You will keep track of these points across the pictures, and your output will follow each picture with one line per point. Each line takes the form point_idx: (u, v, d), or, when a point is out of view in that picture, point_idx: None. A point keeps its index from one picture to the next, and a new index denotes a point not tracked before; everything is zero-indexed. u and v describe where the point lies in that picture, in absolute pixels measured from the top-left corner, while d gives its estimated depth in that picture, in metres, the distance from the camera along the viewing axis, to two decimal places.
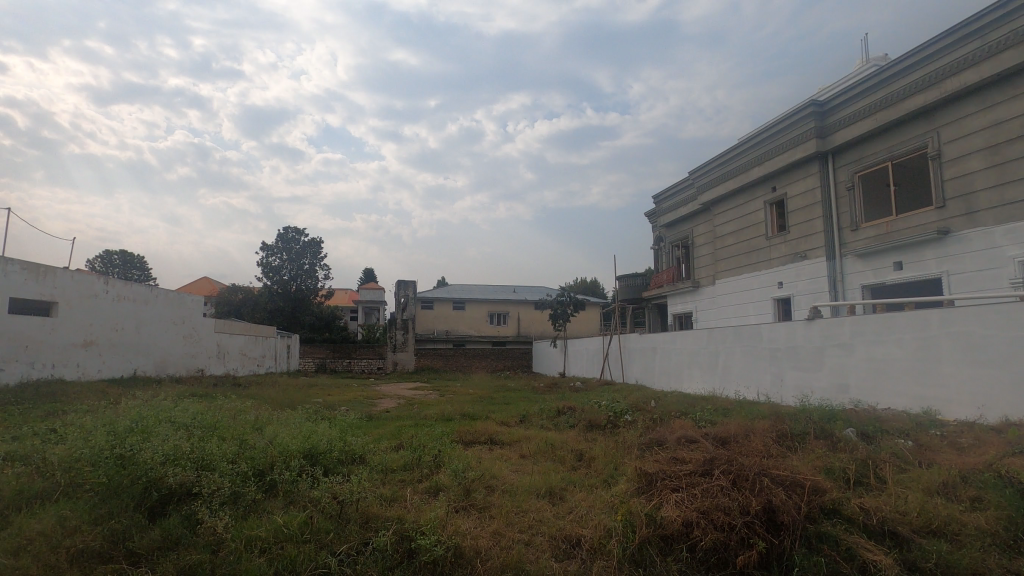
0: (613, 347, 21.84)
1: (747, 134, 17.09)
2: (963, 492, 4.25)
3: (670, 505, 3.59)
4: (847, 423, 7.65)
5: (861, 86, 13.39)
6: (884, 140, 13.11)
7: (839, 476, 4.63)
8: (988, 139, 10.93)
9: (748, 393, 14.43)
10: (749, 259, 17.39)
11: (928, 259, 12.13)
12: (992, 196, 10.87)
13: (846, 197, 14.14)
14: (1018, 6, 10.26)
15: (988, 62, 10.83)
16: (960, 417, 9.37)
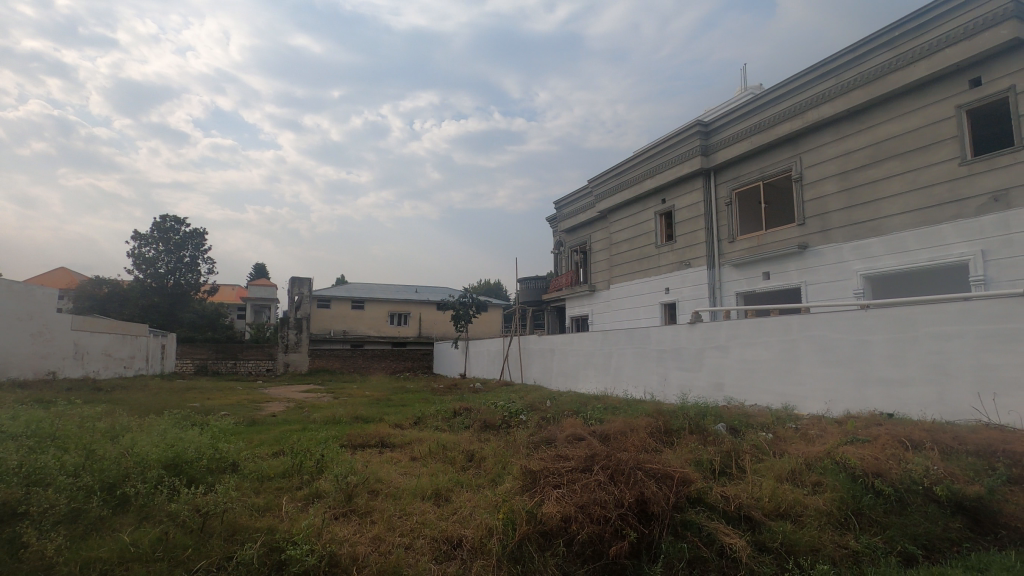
0: (513, 348, 22.18)
1: (640, 148, 18.12)
2: (807, 477, 4.77)
3: (551, 501, 3.68)
4: (719, 418, 8.35)
5: (739, 111, 14.72)
6: (757, 162, 14.49)
7: (707, 468, 5.01)
8: (840, 166, 12.45)
9: (636, 391, 15.30)
10: (641, 265, 18.43)
11: (790, 271, 13.55)
12: (842, 217, 12.39)
13: (725, 211, 15.44)
14: (865, 51, 11.79)
15: (840, 98, 12.33)
16: (812, 410, 10.59)
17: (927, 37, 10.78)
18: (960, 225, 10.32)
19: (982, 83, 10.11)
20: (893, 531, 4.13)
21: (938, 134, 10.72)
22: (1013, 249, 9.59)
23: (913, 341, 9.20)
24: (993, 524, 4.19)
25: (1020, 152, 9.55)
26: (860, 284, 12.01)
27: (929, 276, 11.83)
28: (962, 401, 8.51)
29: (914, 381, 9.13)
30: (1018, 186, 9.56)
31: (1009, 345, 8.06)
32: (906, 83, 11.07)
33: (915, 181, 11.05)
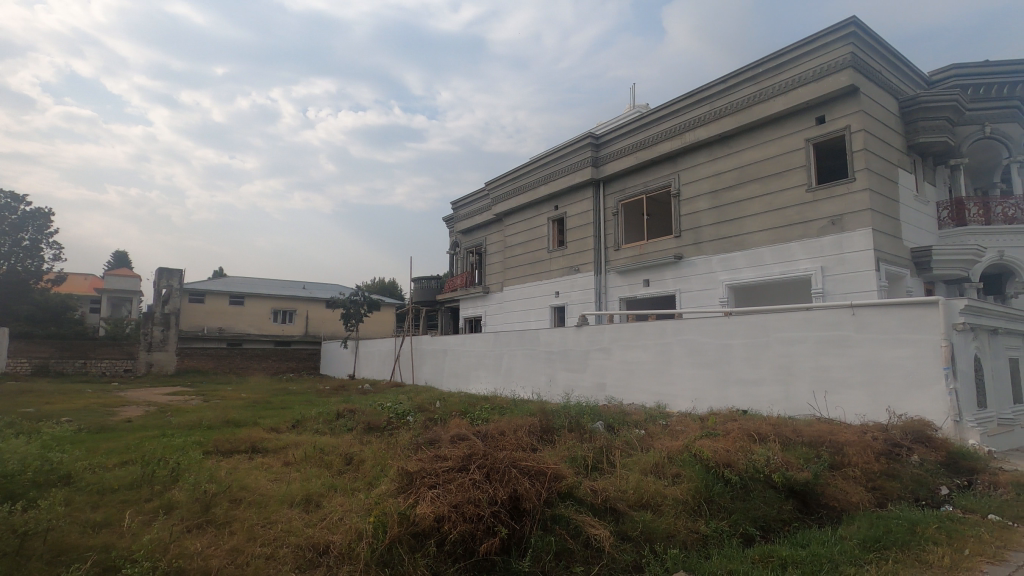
0: (405, 348, 21.78)
1: (536, 155, 18.62)
2: (668, 470, 5.18)
3: (426, 501, 3.66)
4: (598, 416, 8.80)
5: (626, 127, 15.64)
6: (641, 176, 15.49)
7: (580, 463, 5.27)
8: (712, 185, 13.67)
9: (525, 392, 15.67)
10: (533, 269, 18.93)
11: (667, 279, 14.61)
12: (712, 231, 13.60)
13: (612, 220, 16.33)
14: (735, 83, 13.08)
15: (713, 123, 13.55)
16: (681, 408, 11.51)
17: (784, 76, 12.19)
18: (805, 244, 11.77)
19: (825, 121, 11.63)
20: (737, 515, 4.61)
21: (790, 163, 12.16)
22: (845, 266, 11.12)
23: (765, 345, 10.35)
24: (815, 505, 4.99)
25: (853, 184, 11.11)
26: (724, 293, 13.27)
27: (780, 288, 13.36)
28: (801, 398, 9.75)
29: (765, 381, 10.27)
30: (850, 212, 11.10)
31: (839, 350, 9.38)
32: (766, 115, 12.43)
33: (772, 203, 12.44)
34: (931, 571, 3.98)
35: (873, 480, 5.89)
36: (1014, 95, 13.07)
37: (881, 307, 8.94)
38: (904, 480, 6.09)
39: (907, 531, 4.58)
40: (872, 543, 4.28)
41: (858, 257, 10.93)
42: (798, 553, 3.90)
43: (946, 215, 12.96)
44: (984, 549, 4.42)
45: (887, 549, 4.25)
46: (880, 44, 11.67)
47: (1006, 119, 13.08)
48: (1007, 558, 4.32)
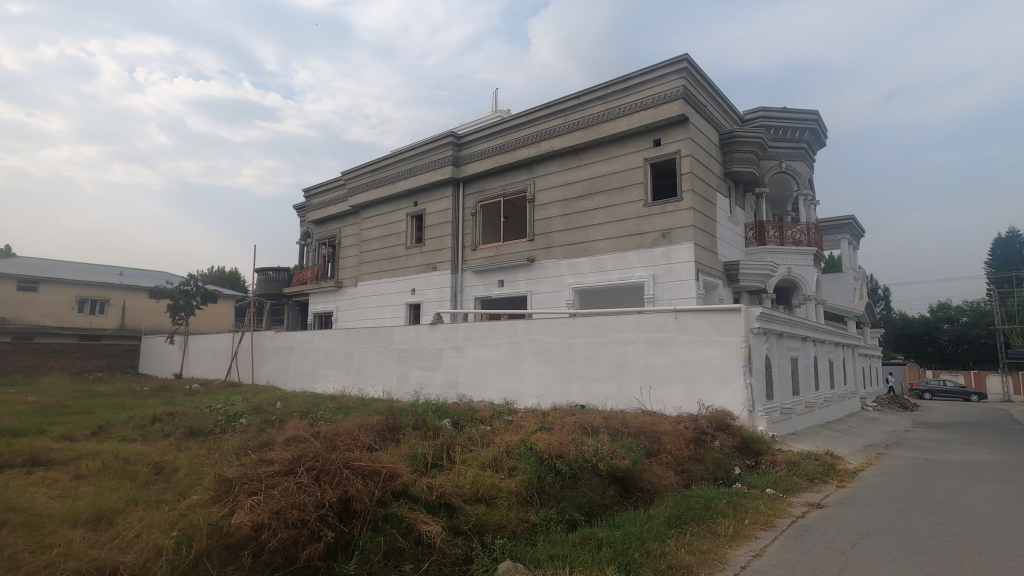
0: (244, 344, 19.93)
1: (396, 149, 18.21)
2: (506, 463, 5.38)
3: (243, 509, 3.42)
4: (446, 414, 8.85)
5: (487, 130, 15.96)
6: (500, 179, 15.92)
7: (420, 461, 5.26)
8: (563, 194, 14.50)
9: (375, 390, 15.24)
10: (389, 265, 18.48)
11: (520, 280, 15.18)
12: (562, 237, 14.42)
13: (470, 221, 16.55)
14: (587, 100, 14.02)
15: (567, 135, 14.37)
16: (528, 404, 12.03)
17: (629, 98, 13.33)
18: (641, 253, 12.99)
19: (661, 144, 12.94)
20: (564, 503, 4.93)
21: (631, 179, 13.34)
22: (672, 275, 12.47)
23: (603, 345, 11.21)
24: (632, 489, 5.53)
25: (680, 202, 12.50)
26: (571, 295, 14.15)
27: (618, 292, 14.58)
28: (631, 393, 10.74)
29: (601, 377, 11.14)
30: (678, 227, 12.49)
31: (663, 350, 10.50)
32: (613, 133, 13.49)
33: (614, 214, 13.54)
34: (719, 539, 4.64)
35: (682, 464, 6.68)
36: (804, 139, 15.74)
37: (698, 312, 10.18)
38: (706, 463, 7.01)
39: (703, 506, 5.29)
40: (674, 519, 4.87)
41: (683, 267, 12.34)
42: (613, 534, 4.29)
43: (751, 235, 15.16)
44: (760, 518, 5.27)
45: (686, 524, 4.85)
46: (706, 81, 13.29)
47: (796, 158, 15.71)
48: (774, 524, 5.20)
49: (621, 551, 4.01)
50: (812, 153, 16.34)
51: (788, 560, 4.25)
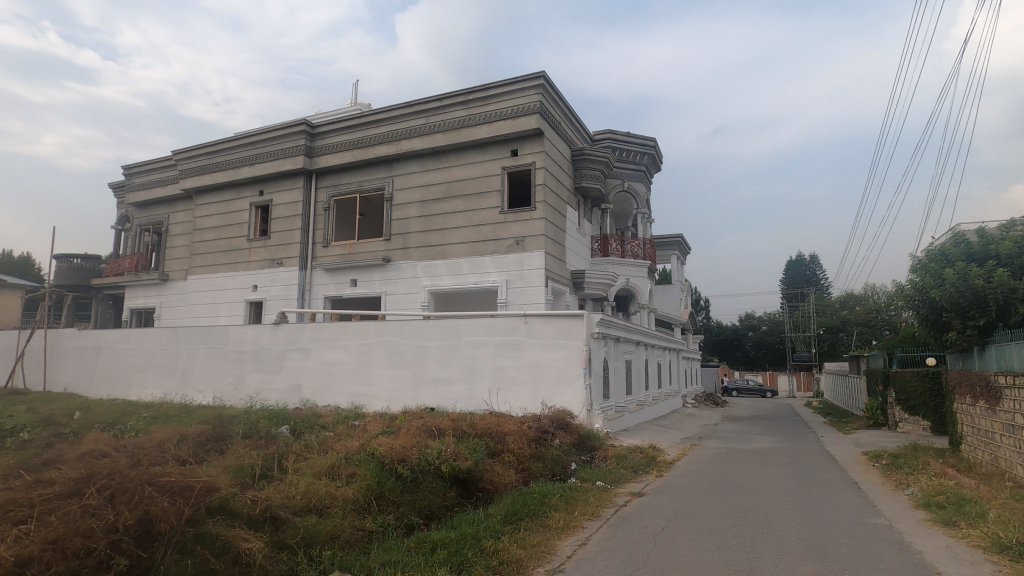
0: (34, 344, 16.72)
1: (241, 132, 16.65)
2: (343, 470, 5.18)
3: (6, 542, 2.89)
4: (285, 421, 8.27)
5: (344, 123, 15.28)
6: (356, 175, 15.33)
7: (246, 473, 4.85)
8: (422, 195, 14.38)
9: (203, 397, 13.72)
10: (227, 258, 16.80)
11: (374, 280, 14.72)
12: (419, 238, 14.29)
13: (322, 215, 15.68)
14: (448, 103, 14.09)
15: (427, 137, 14.30)
16: (377, 408, 11.69)
17: (489, 107, 13.66)
18: (496, 259, 13.35)
19: (518, 154, 13.44)
20: (403, 507, 4.87)
21: (488, 186, 13.68)
22: (524, 281, 12.99)
23: (456, 348, 11.29)
24: (473, 489, 5.66)
25: (534, 212, 13.08)
26: (426, 298, 14.08)
27: (473, 296, 14.82)
28: (481, 395, 10.97)
29: (453, 380, 11.21)
30: (530, 235, 13.05)
31: (513, 352, 10.88)
32: (473, 139, 13.71)
33: (471, 219, 13.76)
34: (549, 532, 4.94)
35: (523, 463, 6.98)
36: (643, 162, 17.45)
37: (546, 317, 10.73)
38: (546, 460, 7.40)
39: (538, 502, 5.58)
40: (511, 516, 5.07)
41: (534, 274, 12.91)
42: (448, 536, 4.32)
43: (596, 246, 16.38)
44: (588, 509, 5.71)
45: (521, 520, 5.07)
46: (561, 99, 14.09)
47: (637, 180, 17.33)
48: (600, 514, 5.67)
49: (454, 552, 4.07)
50: (650, 176, 18.16)
51: (607, 546, 4.67)
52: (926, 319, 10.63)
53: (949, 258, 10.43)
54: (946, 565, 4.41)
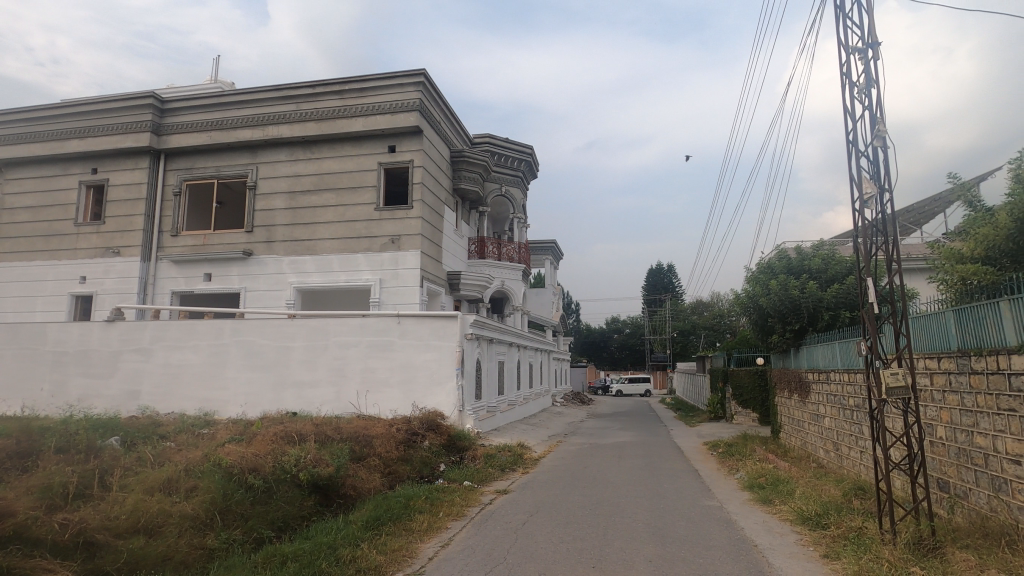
0: None
1: (69, 99, 14.40)
2: (183, 484, 4.67)
3: None
4: (115, 431, 7.27)
5: (200, 101, 13.88)
6: (214, 159, 13.97)
7: (56, 492, 4.18)
8: (289, 186, 13.49)
9: (8, 406, 11.60)
10: (47, 244, 14.41)
11: (232, 275, 13.50)
12: (285, 232, 13.38)
13: (171, 201, 14.05)
14: (322, 91, 13.38)
15: (298, 124, 13.45)
16: (230, 415, 10.72)
17: (366, 100, 13.20)
18: (369, 257, 12.91)
19: (395, 151, 13.13)
20: (252, 520, 4.47)
21: (363, 181, 13.20)
22: (399, 280, 12.71)
23: (323, 349, 10.72)
24: (333, 496, 5.40)
25: (410, 210, 12.84)
26: (292, 295, 13.22)
27: (343, 295, 14.19)
28: (348, 398, 10.53)
29: (319, 383, 10.63)
30: (406, 234, 12.79)
31: (384, 353, 10.58)
32: (347, 131, 13.16)
33: (344, 214, 13.18)
34: (412, 535, 4.87)
35: (390, 466, 6.81)
36: (521, 169, 17.99)
37: (419, 318, 10.60)
38: (414, 463, 7.29)
39: (402, 505, 5.47)
40: (372, 522, 4.91)
41: (409, 274, 12.67)
42: (301, 547, 4.08)
43: (473, 249, 16.53)
44: (453, 509, 5.73)
45: (383, 525, 4.93)
46: (440, 99, 14.02)
47: (513, 185, 17.79)
48: (465, 514, 5.71)
49: (307, 564, 3.85)
50: (526, 183, 18.75)
51: (469, 545, 4.70)
52: (756, 323, 12.16)
53: (774, 271, 12.04)
54: (762, 538, 5.06)
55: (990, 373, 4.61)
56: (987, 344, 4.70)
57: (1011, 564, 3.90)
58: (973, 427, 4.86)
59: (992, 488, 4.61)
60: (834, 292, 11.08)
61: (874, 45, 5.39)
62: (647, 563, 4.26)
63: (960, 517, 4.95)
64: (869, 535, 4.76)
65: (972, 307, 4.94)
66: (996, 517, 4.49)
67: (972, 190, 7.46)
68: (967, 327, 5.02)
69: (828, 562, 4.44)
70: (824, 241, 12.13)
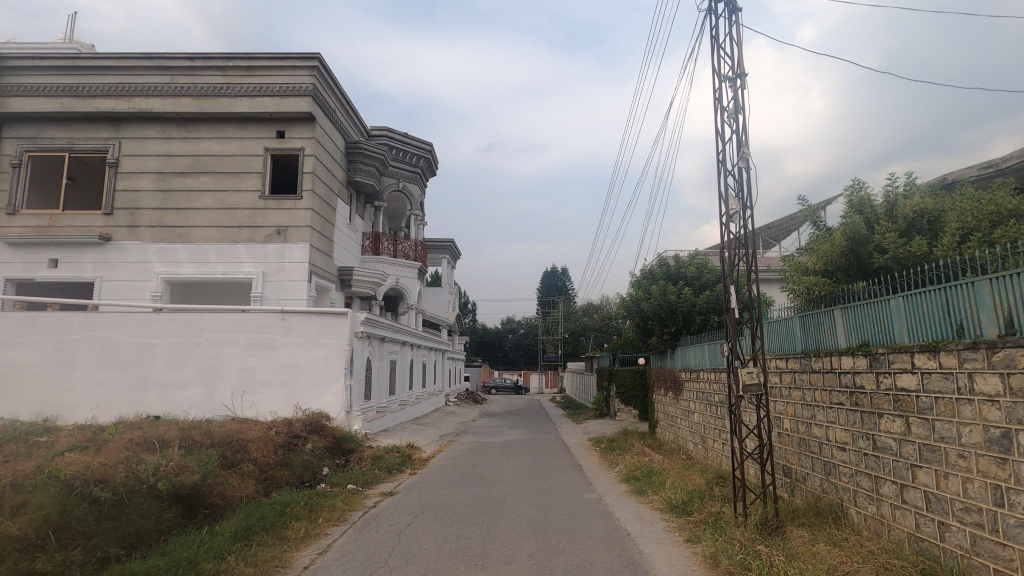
0: None
1: None
2: (9, 501, 4.05)
3: None
4: None
5: (50, 62, 12.15)
6: (66, 129, 12.30)
7: None
8: (159, 166, 12.20)
9: None
10: None
11: (84, 262, 11.94)
12: (152, 217, 12.08)
13: (8, 173, 12.13)
14: (201, 65, 12.26)
15: (171, 99, 12.22)
16: (77, 420, 9.45)
17: (253, 80, 12.31)
18: (251, 248, 12.03)
19: (284, 137, 12.35)
20: (98, 538, 3.98)
21: (247, 166, 12.27)
22: (284, 274, 11.95)
23: (193, 346, 9.81)
24: (198, 507, 4.96)
25: (299, 201, 12.13)
26: (159, 287, 11.97)
27: (220, 288, 13.10)
28: (222, 399, 9.72)
29: (187, 383, 9.70)
30: (293, 226, 12.06)
31: (264, 352, 9.92)
32: (230, 111, 12.18)
33: (223, 201, 12.16)
34: (287, 544, 4.60)
35: (266, 472, 6.37)
36: (419, 165, 17.74)
37: (305, 314, 10.06)
38: (294, 467, 6.88)
39: (277, 512, 5.15)
40: (241, 532, 4.57)
41: (296, 268, 11.96)
42: (156, 564, 3.70)
43: (367, 244, 15.91)
44: (334, 514, 5.49)
45: (254, 535, 4.61)
46: (336, 86, 13.42)
47: (411, 181, 17.50)
48: (346, 518, 5.50)
49: None
50: (424, 180, 18.52)
51: (349, 550, 4.55)
52: (637, 325, 12.97)
53: (655, 277, 12.92)
54: (634, 526, 5.39)
55: (825, 372, 5.29)
56: (824, 346, 5.38)
57: (835, 538, 4.51)
58: (811, 419, 5.54)
59: (824, 472, 5.28)
60: (705, 298, 12.12)
61: (742, 76, 5.96)
62: (527, 557, 4.37)
63: (799, 498, 5.63)
64: (725, 518, 5.27)
65: (814, 314, 5.63)
66: (826, 497, 5.17)
67: (817, 212, 8.50)
68: (809, 331, 5.71)
69: (690, 546, 4.84)
70: (698, 251, 13.24)
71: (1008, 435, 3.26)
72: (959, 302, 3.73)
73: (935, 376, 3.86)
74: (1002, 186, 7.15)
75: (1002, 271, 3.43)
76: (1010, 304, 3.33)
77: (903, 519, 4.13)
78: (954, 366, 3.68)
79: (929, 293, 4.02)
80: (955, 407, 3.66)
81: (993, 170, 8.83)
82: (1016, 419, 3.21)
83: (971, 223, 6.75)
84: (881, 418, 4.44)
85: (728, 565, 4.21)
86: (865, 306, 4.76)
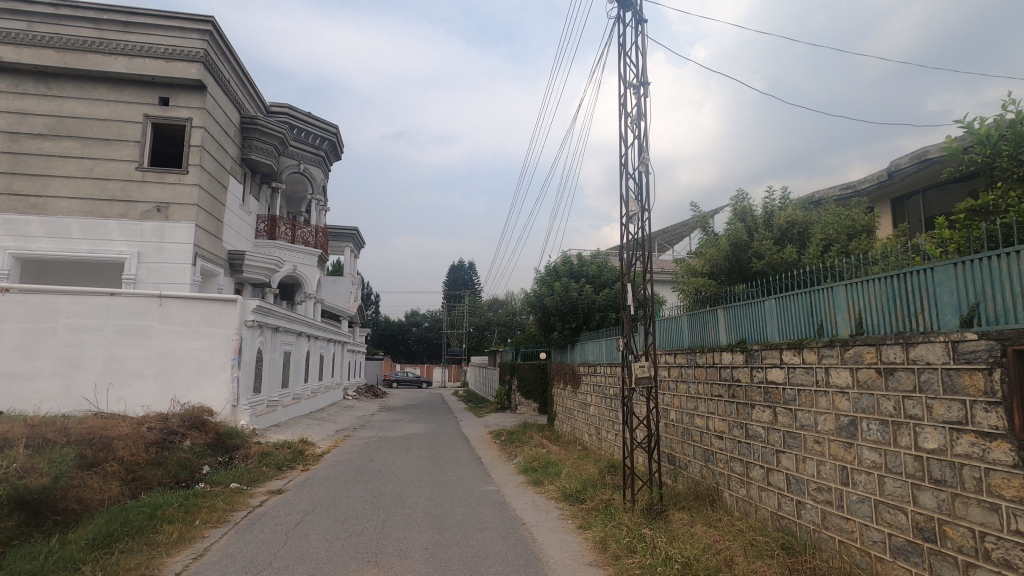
0: None
1: None
2: None
3: None
4: None
5: None
6: None
7: None
8: (10, 125, 10.61)
9: None
10: None
11: None
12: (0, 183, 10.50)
13: None
14: (67, 13, 10.81)
15: (29, 49, 10.66)
16: None
17: (133, 39, 11.06)
18: (123, 225, 10.81)
19: (168, 105, 11.22)
20: None
21: (122, 133, 10.99)
22: (162, 256, 10.86)
23: (48, 332, 8.64)
24: (48, 513, 4.39)
25: (184, 175, 11.07)
26: (6, 264, 10.44)
27: (84, 269, 11.66)
28: (82, 393, 8.65)
29: (39, 375, 8.53)
30: (176, 203, 10.98)
31: (136, 340, 8.97)
32: (102, 70, 10.86)
33: (91, 170, 10.80)
34: (156, 550, 4.19)
35: (134, 472, 5.75)
36: (323, 148, 16.94)
37: (186, 300, 9.22)
38: (168, 466, 6.28)
39: (145, 517, 4.68)
40: (101, 538, 4.09)
41: (177, 249, 10.89)
42: None
43: (263, 227, 14.85)
44: (212, 515, 5.09)
45: (117, 542, 4.14)
46: (231, 56, 12.40)
47: (312, 163, 16.64)
48: (227, 519, 5.11)
49: None
50: (328, 163, 17.69)
51: (229, 553, 4.23)
52: (540, 320, 13.25)
53: (559, 274, 13.30)
54: (529, 516, 5.53)
55: (707, 366, 5.71)
56: (709, 343, 5.79)
57: (711, 519, 4.89)
58: (694, 410, 5.96)
59: (704, 459, 5.70)
60: (605, 295, 12.66)
61: (645, 84, 6.26)
62: (421, 551, 4.32)
63: (681, 483, 6.05)
64: (615, 505, 5.52)
65: (701, 313, 6.05)
66: (705, 482, 5.60)
67: (707, 219, 9.14)
68: (695, 330, 6.15)
69: (581, 532, 5.04)
70: (600, 251, 13.77)
71: (854, 424, 3.70)
72: (820, 304, 4.17)
73: (798, 370, 4.30)
74: (858, 205, 8.12)
75: (855, 278, 3.87)
76: (860, 307, 3.78)
77: (768, 500, 4.57)
78: (814, 361, 4.12)
79: (796, 298, 4.46)
80: (813, 398, 4.10)
81: (851, 191, 10.01)
82: (861, 409, 3.64)
83: (833, 235, 7.60)
84: (753, 409, 4.86)
85: (616, 549, 4.42)
86: (745, 306, 5.17)
